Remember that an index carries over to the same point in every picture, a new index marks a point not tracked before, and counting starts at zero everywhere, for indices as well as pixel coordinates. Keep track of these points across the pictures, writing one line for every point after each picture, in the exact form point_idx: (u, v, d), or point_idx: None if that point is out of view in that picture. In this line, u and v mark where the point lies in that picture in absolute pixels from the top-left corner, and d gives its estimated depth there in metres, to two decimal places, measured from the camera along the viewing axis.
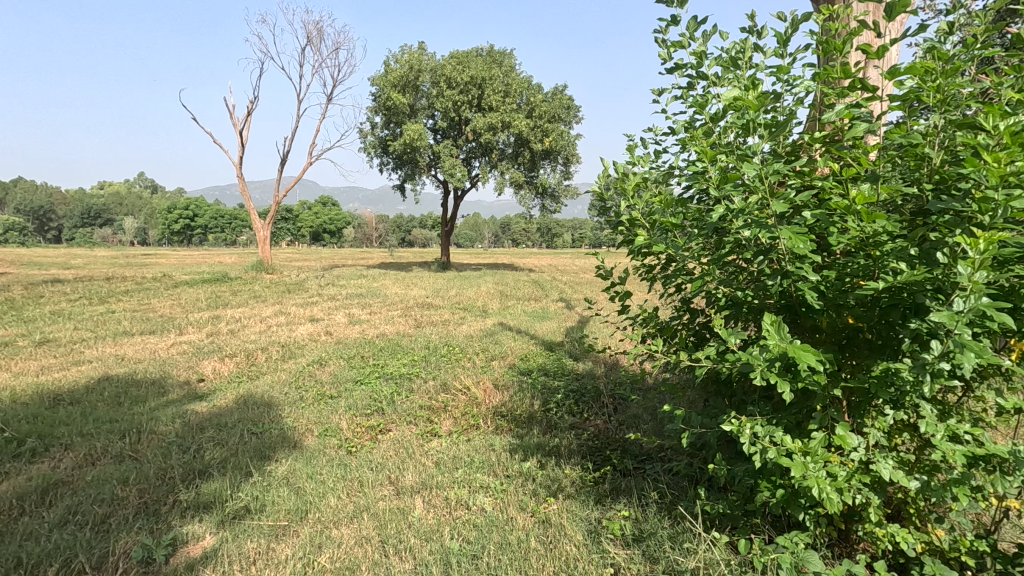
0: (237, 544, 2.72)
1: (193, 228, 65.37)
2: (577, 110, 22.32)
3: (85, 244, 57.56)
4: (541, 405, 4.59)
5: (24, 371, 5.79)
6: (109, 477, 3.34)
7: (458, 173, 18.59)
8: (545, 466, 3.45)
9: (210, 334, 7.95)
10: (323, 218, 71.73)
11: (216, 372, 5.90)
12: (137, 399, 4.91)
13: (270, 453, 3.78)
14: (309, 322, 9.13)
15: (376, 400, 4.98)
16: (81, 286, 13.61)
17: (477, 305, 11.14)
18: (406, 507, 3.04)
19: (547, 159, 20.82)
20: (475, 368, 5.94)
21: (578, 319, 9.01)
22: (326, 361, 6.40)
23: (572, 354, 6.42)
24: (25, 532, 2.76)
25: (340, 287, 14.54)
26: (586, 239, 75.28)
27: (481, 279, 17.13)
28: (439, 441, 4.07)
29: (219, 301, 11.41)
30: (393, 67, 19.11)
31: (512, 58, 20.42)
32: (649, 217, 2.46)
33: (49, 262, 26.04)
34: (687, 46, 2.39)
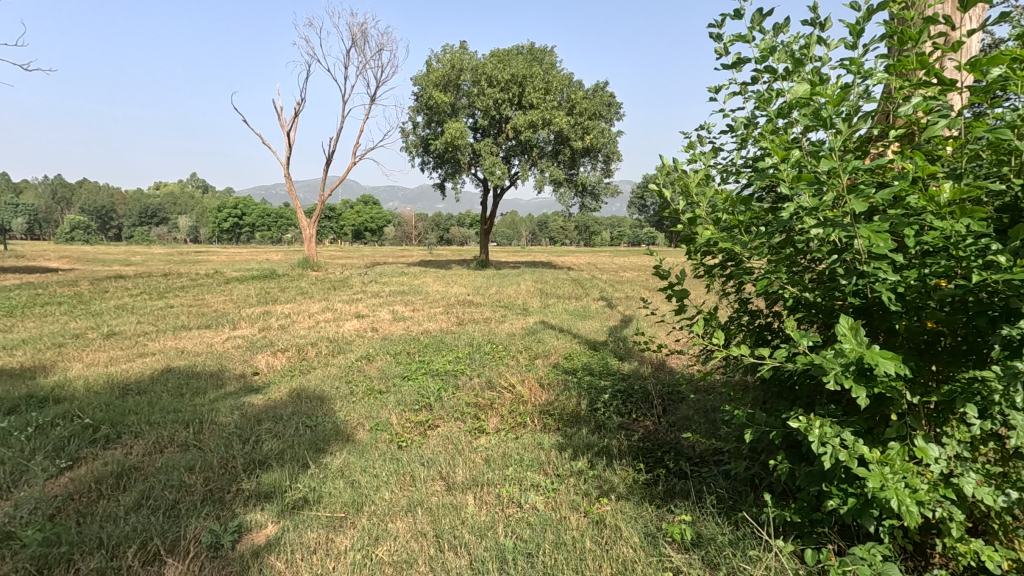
0: (298, 533, 2.81)
1: (242, 226, 67.93)
2: (618, 107, 22.08)
3: (142, 241, 60.60)
4: (589, 405, 4.55)
5: (95, 362, 6.14)
6: (177, 464, 3.50)
7: (497, 171, 18.64)
8: (595, 466, 3.43)
9: (262, 329, 8.23)
10: (364, 216, 73.32)
11: (270, 366, 6.11)
12: (198, 390, 5.14)
13: (325, 446, 3.89)
14: (355, 318, 9.35)
15: (424, 395, 5.06)
16: (140, 282, 14.33)
17: (518, 303, 11.16)
18: (459, 503, 3.07)
19: (587, 156, 20.66)
20: (520, 366, 5.95)
21: (621, 319, 8.90)
22: (374, 357, 6.54)
23: (618, 353, 6.35)
24: (104, 514, 2.92)
25: (382, 284, 14.82)
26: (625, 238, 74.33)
27: (520, 278, 17.12)
28: (487, 438, 4.09)
29: (268, 297, 11.81)
30: (435, 67, 19.36)
31: (552, 55, 20.36)
32: (713, 216, 2.39)
33: (109, 259, 27.55)
34: (750, 40, 2.34)
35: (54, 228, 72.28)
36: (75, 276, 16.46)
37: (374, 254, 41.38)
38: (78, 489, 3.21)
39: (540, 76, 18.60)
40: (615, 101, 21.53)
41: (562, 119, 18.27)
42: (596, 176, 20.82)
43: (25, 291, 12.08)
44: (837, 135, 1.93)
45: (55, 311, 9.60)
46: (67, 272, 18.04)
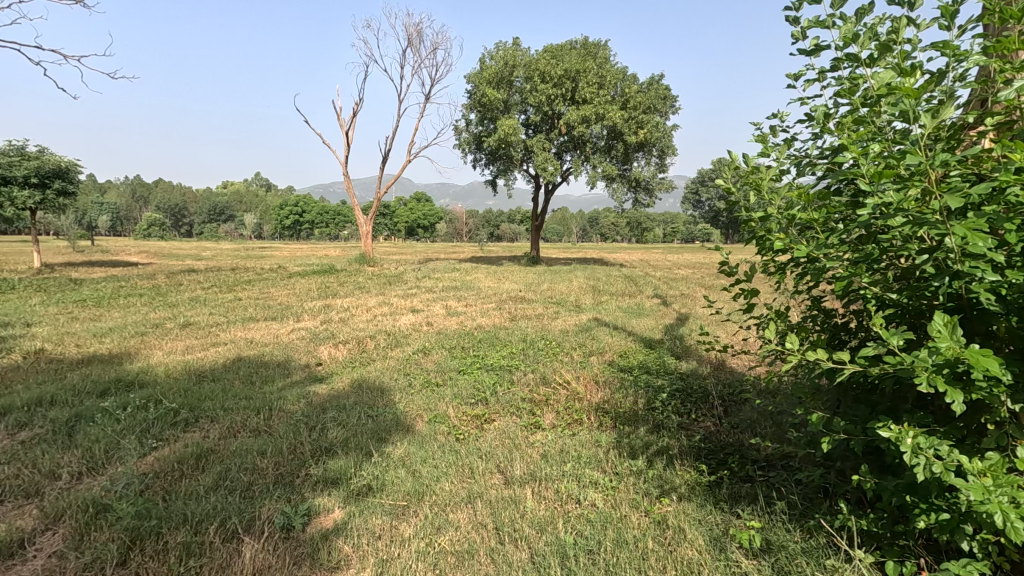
0: (364, 519, 2.91)
1: (302, 223, 70.84)
2: (673, 100, 21.52)
3: (212, 237, 64.21)
4: (646, 404, 4.47)
5: (173, 350, 6.55)
6: (250, 449, 3.70)
7: (550, 168, 18.58)
8: (656, 466, 3.37)
9: (323, 322, 8.56)
10: (416, 213, 74.82)
11: (332, 357, 6.35)
12: (267, 379, 5.40)
13: (386, 436, 4.00)
14: (411, 312, 9.56)
15: (480, 389, 5.12)
16: (211, 276, 15.17)
17: (570, 299, 11.11)
18: (518, 497, 3.09)
19: (641, 151, 20.28)
20: (574, 363, 5.91)
21: (677, 317, 8.71)
22: (430, 350, 6.67)
23: (675, 352, 6.21)
24: (187, 492, 3.12)
25: (435, 279, 15.11)
26: (678, 234, 72.57)
27: (572, 274, 17.01)
28: (543, 434, 4.09)
29: (328, 291, 12.26)
30: (488, 64, 19.51)
31: (607, 49, 20.06)
32: (786, 214, 2.27)
33: (184, 254, 29.50)
34: (828, 25, 2.23)
35: (133, 225, 77.62)
36: (153, 270, 17.63)
37: (426, 253, 33.80)
38: (163, 468, 3.44)
39: (594, 70, 18.37)
40: (670, 94, 20.98)
41: (616, 113, 17.98)
42: (650, 171, 20.39)
43: (112, 284, 13.05)
44: (926, 123, 1.80)
45: (137, 302, 10.32)
46: (147, 266, 19.33)
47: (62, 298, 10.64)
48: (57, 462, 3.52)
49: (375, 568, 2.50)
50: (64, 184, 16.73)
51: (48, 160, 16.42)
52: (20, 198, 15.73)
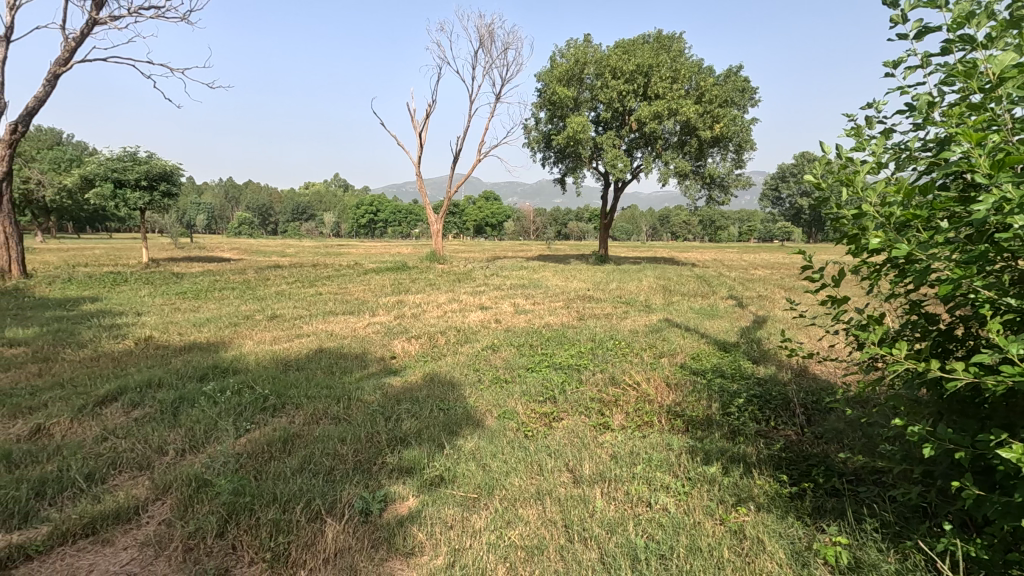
0: (437, 509, 3.01)
1: (376, 222, 73.81)
2: (753, 92, 20.52)
3: (295, 235, 68.21)
4: (720, 409, 4.31)
5: (262, 340, 7.04)
6: (331, 435, 3.91)
7: (619, 165, 18.29)
8: (731, 473, 3.25)
9: (397, 317, 8.90)
10: (485, 212, 75.89)
11: (405, 351, 6.58)
12: (346, 369, 5.70)
13: (457, 429, 4.11)
14: (480, 309, 9.73)
15: (548, 388, 5.14)
16: (294, 272, 16.15)
17: (640, 299, 10.89)
18: (587, 496, 3.08)
19: (716, 147, 19.53)
20: (644, 364, 5.81)
21: (754, 320, 8.34)
22: (498, 347, 6.76)
23: (752, 356, 5.95)
24: (276, 472, 3.36)
25: (503, 277, 15.28)
26: (755, 233, 69.29)
27: (640, 274, 16.67)
28: (613, 435, 4.04)
29: (401, 287, 12.72)
30: (559, 62, 19.48)
31: (681, 41, 19.45)
32: (884, 210, 2.11)
33: (269, 250, 31.60)
34: (937, 6, 2.06)
35: (226, 224, 83.92)
36: (244, 265, 18.97)
37: (493, 254, 30.75)
38: (255, 449, 3.71)
39: (668, 64, 17.85)
40: (749, 87, 20.05)
41: (690, 108, 17.39)
42: (726, 167, 19.58)
43: (209, 278, 14.20)
44: None
45: (230, 294, 11.18)
46: (239, 262, 20.87)
47: (167, 290, 11.71)
48: (165, 439, 3.88)
49: (448, 557, 2.59)
50: (169, 186, 18.29)
51: (157, 164, 17.97)
52: (133, 199, 17.46)
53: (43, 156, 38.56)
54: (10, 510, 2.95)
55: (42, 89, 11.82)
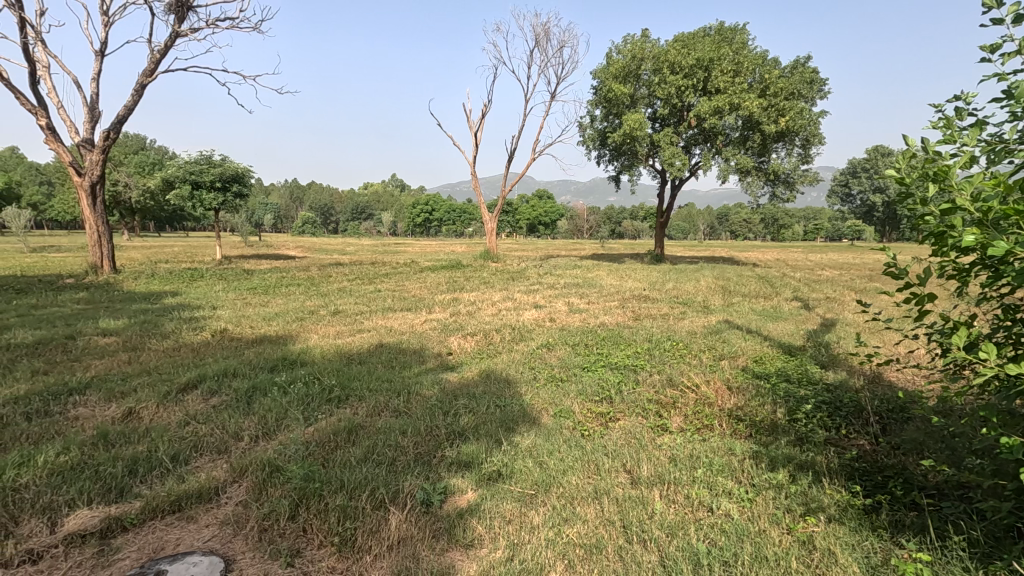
0: (495, 503, 3.06)
1: (431, 221, 75.32)
2: (822, 84, 19.52)
3: (354, 234, 70.62)
4: (786, 415, 4.15)
5: (327, 334, 7.36)
6: (393, 427, 4.04)
7: (677, 162, 17.86)
8: (799, 482, 3.13)
9: (453, 314, 9.07)
10: (538, 210, 75.91)
11: (461, 348, 6.70)
12: (405, 364, 5.87)
13: (514, 426, 4.16)
14: (534, 308, 9.77)
15: (604, 388, 5.10)
16: (354, 269, 16.74)
17: (698, 299, 10.61)
18: (645, 498, 3.05)
19: (781, 141, 18.74)
20: (703, 366, 5.66)
21: (822, 323, 7.94)
22: (553, 346, 6.77)
23: (820, 361, 5.67)
24: (342, 461, 3.51)
25: (557, 276, 15.25)
26: (822, 232, 65.92)
27: (698, 274, 16.23)
28: (671, 437, 3.97)
29: (456, 285, 12.93)
30: (615, 59, 19.24)
31: (745, 33, 18.75)
32: (978, 206, 1.95)
33: (332, 248, 32.81)
34: None
35: (291, 223, 87.90)
36: (308, 262, 19.85)
37: (547, 254, 28.83)
38: (323, 438, 3.89)
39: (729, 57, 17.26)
40: (818, 78, 19.10)
41: (753, 102, 16.75)
42: (791, 163, 18.73)
43: (276, 274, 14.95)
44: None
45: (297, 290, 11.74)
46: (303, 259, 21.85)
47: (239, 285, 12.41)
48: (240, 426, 4.13)
49: (507, 550, 2.63)
50: (240, 187, 19.29)
51: (230, 167, 19.03)
52: (208, 199, 18.62)
53: (129, 160, 41.67)
54: (108, 484, 3.23)
55: (131, 99, 12.80)
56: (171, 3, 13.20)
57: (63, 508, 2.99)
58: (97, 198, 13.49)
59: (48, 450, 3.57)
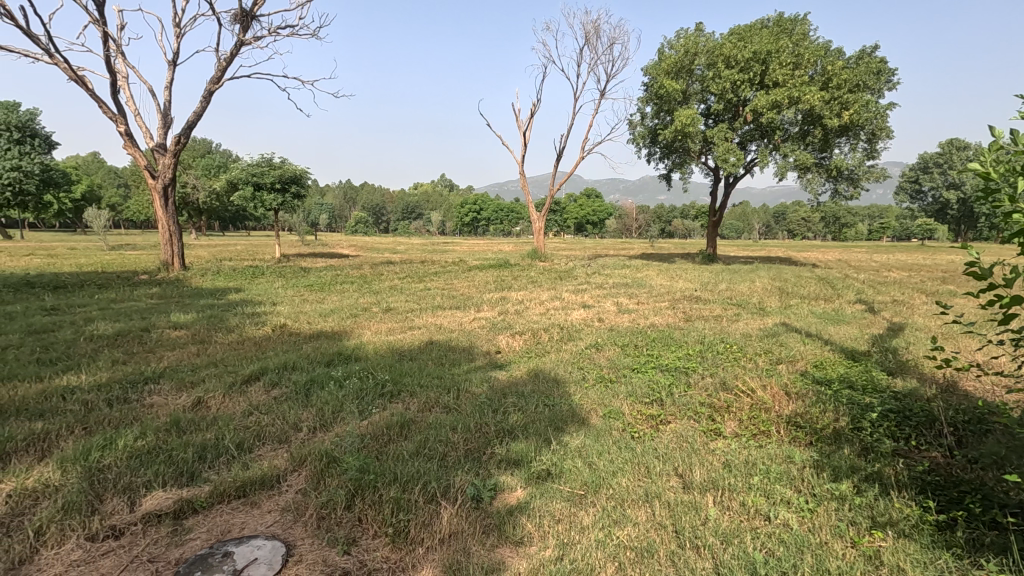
0: (545, 502, 3.07)
1: (480, 221, 76.03)
2: (890, 74, 18.45)
3: (404, 233, 72.18)
4: (850, 423, 3.96)
5: (379, 331, 7.57)
6: (443, 423, 4.11)
7: (732, 159, 17.29)
8: (865, 494, 2.99)
9: (501, 312, 9.14)
10: (586, 209, 75.26)
11: (509, 346, 6.74)
12: (455, 361, 5.97)
13: (563, 425, 4.15)
14: (583, 307, 9.70)
15: (655, 389, 5.02)
16: (405, 268, 17.11)
17: (753, 301, 10.24)
18: (698, 503, 2.98)
19: (844, 136, 17.85)
20: (759, 370, 5.48)
21: (888, 327, 7.51)
22: (602, 346, 6.71)
23: (887, 367, 5.37)
24: (395, 454, 3.60)
25: (605, 275, 15.09)
26: (888, 231, 62.31)
27: (754, 274, 15.67)
28: (725, 442, 3.86)
29: (504, 284, 13.01)
30: (667, 54, 18.86)
31: (806, 23, 17.96)
32: None
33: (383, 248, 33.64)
34: None
35: (344, 222, 90.73)
36: (361, 261, 20.44)
37: (595, 254, 27.77)
38: (377, 431, 4.01)
39: (789, 49, 16.59)
40: (886, 68, 18.08)
41: (815, 95, 16.01)
42: (856, 158, 17.80)
43: (331, 272, 15.47)
44: None
45: (351, 288, 12.11)
46: (357, 258, 22.53)
47: (297, 282, 12.95)
48: (299, 417, 4.31)
49: (557, 550, 2.63)
50: (299, 188, 20.05)
51: (289, 169, 19.84)
52: (269, 200, 19.48)
53: (197, 164, 44.08)
54: (180, 468, 3.44)
55: (200, 105, 13.55)
56: (237, 14, 13.89)
57: (140, 489, 3.21)
58: (168, 200, 14.35)
59: (127, 435, 3.84)
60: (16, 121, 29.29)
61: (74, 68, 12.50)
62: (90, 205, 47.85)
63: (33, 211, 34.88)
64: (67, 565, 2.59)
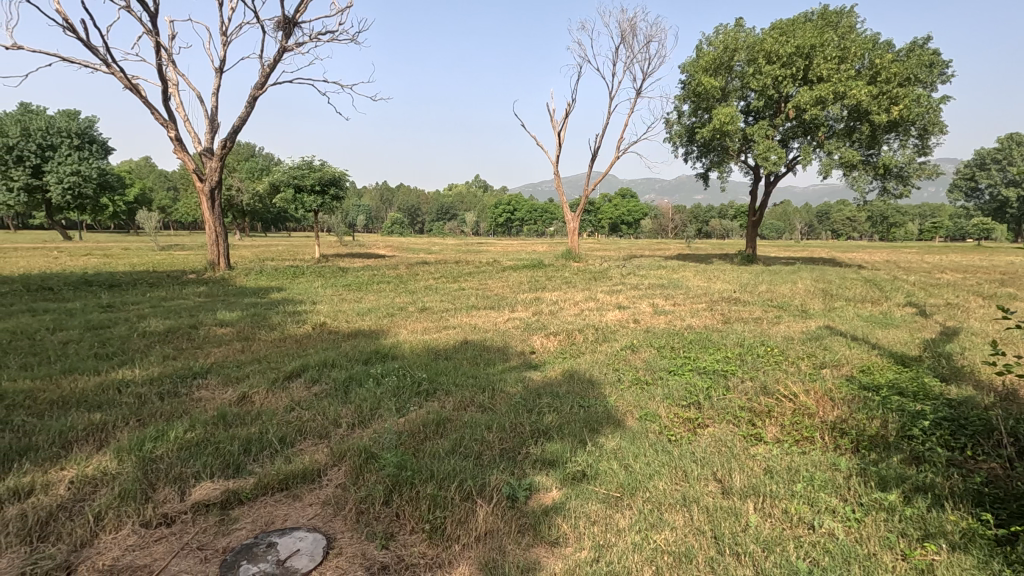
0: (581, 503, 3.05)
1: (514, 221, 76.27)
2: (944, 67, 17.60)
3: (439, 234, 73.01)
4: (900, 431, 3.80)
5: (415, 330, 7.68)
6: (479, 422, 4.14)
7: (773, 157, 16.83)
8: (916, 505, 2.87)
9: (535, 313, 9.14)
10: (621, 209, 74.45)
11: (544, 347, 6.73)
12: (490, 361, 6.00)
13: (598, 427, 4.13)
14: (618, 308, 9.61)
15: (693, 393, 4.92)
16: (440, 268, 17.28)
17: (796, 303, 9.93)
18: (738, 509, 2.91)
19: (893, 132, 17.13)
20: (802, 374, 5.32)
21: (941, 331, 7.17)
22: (638, 348, 6.64)
23: (940, 373, 5.13)
24: (431, 451, 3.65)
25: (641, 276, 14.92)
26: (941, 231, 59.43)
27: (796, 275, 15.20)
28: (766, 448, 3.76)
29: (538, 284, 13.00)
30: (706, 50, 18.50)
31: (853, 15, 17.32)
32: None
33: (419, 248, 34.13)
34: None
35: (381, 223, 92.39)
36: (397, 261, 20.77)
37: (630, 254, 28.11)
38: (414, 428, 4.07)
39: (835, 42, 16.03)
40: (940, 60, 17.25)
41: (862, 90, 15.43)
42: (906, 155, 17.04)
43: (369, 271, 15.78)
44: None
45: (387, 287, 12.32)
46: (393, 258, 22.89)
47: (336, 282, 13.26)
48: (338, 413, 4.41)
49: (593, 551, 2.61)
50: (337, 190, 20.50)
51: (329, 171, 20.30)
52: (309, 202, 20.01)
53: (242, 167, 45.61)
54: (226, 461, 3.57)
55: (245, 110, 14.04)
56: (280, 21, 14.31)
57: (190, 479, 3.34)
58: (215, 202, 14.89)
59: (178, 427, 4.01)
60: (77, 129, 31.00)
61: (128, 76, 13.15)
62: (143, 207, 50.18)
63: (90, 214, 36.81)
64: (124, 549, 2.73)
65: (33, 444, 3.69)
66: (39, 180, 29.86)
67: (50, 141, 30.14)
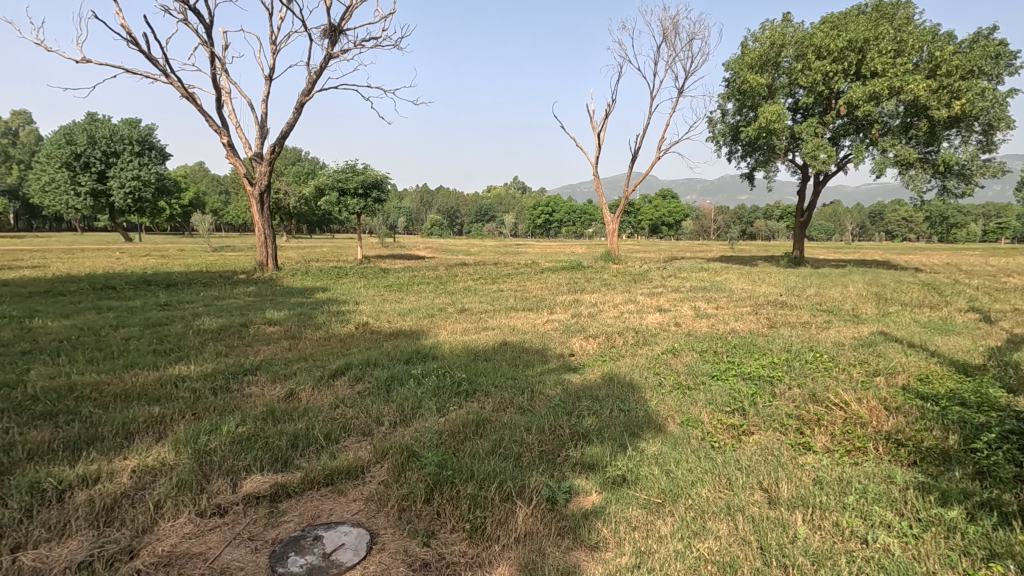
0: (621, 508, 3.02)
1: (552, 223, 76.15)
2: (1012, 57, 16.56)
3: (477, 235, 73.59)
4: (961, 443, 3.60)
5: (455, 330, 7.77)
6: (518, 424, 4.15)
7: (822, 156, 16.24)
8: (980, 522, 2.71)
9: (574, 315, 9.09)
10: (661, 210, 73.18)
11: (583, 349, 6.69)
12: (529, 363, 6.01)
13: (639, 431, 4.07)
14: (659, 311, 9.46)
15: (737, 398, 4.80)
16: (479, 269, 17.43)
17: (847, 308, 9.52)
18: (785, 520, 2.82)
19: (954, 127, 16.23)
20: (853, 382, 5.10)
21: (1009, 339, 6.73)
22: (679, 351, 6.52)
23: (1007, 384, 4.82)
24: (470, 452, 3.68)
25: (682, 278, 14.63)
26: (1007, 232, 55.95)
27: (847, 278, 14.60)
28: (816, 457, 3.63)
29: (577, 286, 12.93)
30: (752, 47, 18.02)
31: (910, 7, 16.53)
32: None
33: (458, 249, 34.49)
34: None
35: (421, 225, 93.84)
36: (437, 262, 21.04)
37: (672, 254, 28.31)
38: (454, 428, 4.12)
39: (889, 35, 15.33)
40: (1007, 51, 16.25)
41: (919, 84, 14.69)
42: (968, 152, 16.12)
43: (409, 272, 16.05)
44: None
45: (427, 288, 12.50)
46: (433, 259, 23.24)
47: (378, 282, 13.54)
48: (381, 412, 4.51)
49: (634, 557, 2.58)
50: (380, 193, 20.92)
51: (371, 174, 20.78)
52: (352, 205, 20.51)
53: (289, 171, 47.17)
54: (275, 455, 3.71)
55: (292, 116, 14.53)
56: (326, 29, 14.73)
57: (242, 472, 3.48)
58: (264, 206, 15.46)
59: (230, 421, 4.18)
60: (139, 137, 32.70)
61: (185, 85, 13.84)
62: (197, 210, 52.56)
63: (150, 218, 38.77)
64: (181, 536, 2.86)
65: (99, 434, 3.92)
66: (104, 185, 31.68)
67: (114, 148, 31.93)
